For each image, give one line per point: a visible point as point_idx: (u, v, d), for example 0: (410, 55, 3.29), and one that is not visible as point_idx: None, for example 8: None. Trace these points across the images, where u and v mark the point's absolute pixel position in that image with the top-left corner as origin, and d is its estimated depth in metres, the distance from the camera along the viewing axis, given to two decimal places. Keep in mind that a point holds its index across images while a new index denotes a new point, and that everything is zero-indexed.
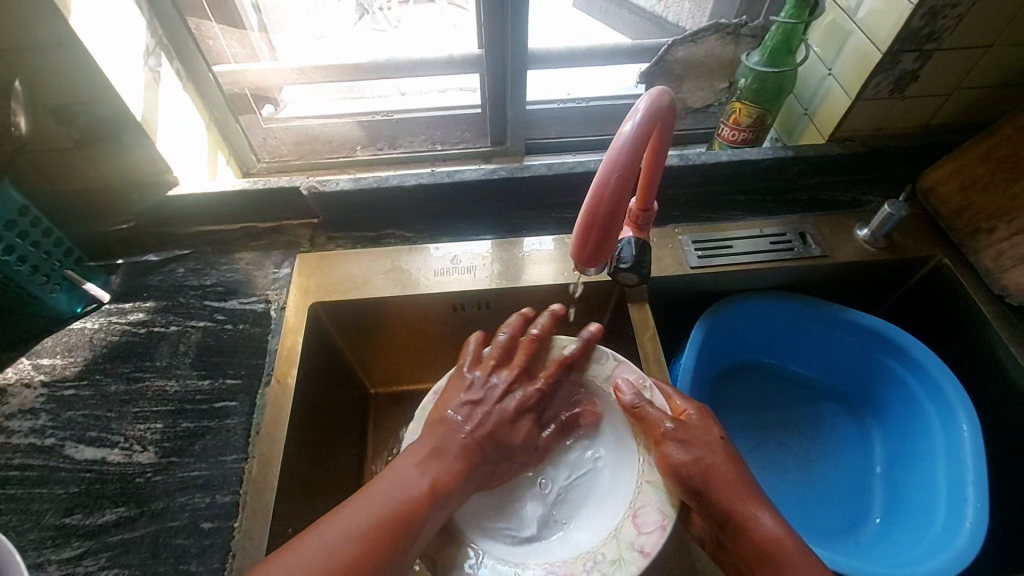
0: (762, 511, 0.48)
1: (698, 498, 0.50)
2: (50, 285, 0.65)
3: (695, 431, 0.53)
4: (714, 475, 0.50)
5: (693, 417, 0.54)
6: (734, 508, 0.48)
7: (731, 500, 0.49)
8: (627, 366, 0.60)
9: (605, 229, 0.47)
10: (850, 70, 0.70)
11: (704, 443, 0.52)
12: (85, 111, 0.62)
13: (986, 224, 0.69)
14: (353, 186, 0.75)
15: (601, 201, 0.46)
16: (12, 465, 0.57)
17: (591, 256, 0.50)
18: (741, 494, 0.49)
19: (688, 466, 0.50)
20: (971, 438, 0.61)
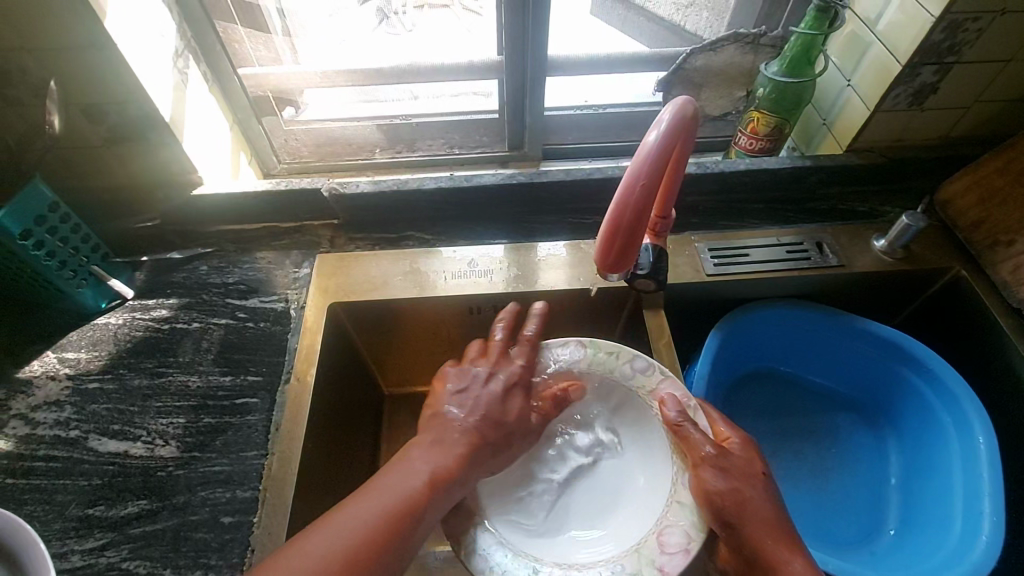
0: (793, 556, 0.48)
1: (726, 527, 0.49)
2: (76, 281, 0.66)
3: (739, 461, 0.52)
4: (747, 508, 0.50)
5: (736, 446, 0.54)
6: (761, 544, 0.48)
7: (759, 535, 0.49)
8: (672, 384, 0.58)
9: (628, 235, 0.48)
10: (869, 80, 0.71)
11: (745, 476, 0.51)
12: (115, 110, 0.63)
13: (1004, 237, 0.69)
14: (373, 189, 0.76)
15: (625, 208, 0.47)
16: (37, 456, 0.59)
17: (613, 263, 0.50)
18: (772, 535, 0.49)
19: (724, 495, 0.50)
20: (989, 452, 0.61)
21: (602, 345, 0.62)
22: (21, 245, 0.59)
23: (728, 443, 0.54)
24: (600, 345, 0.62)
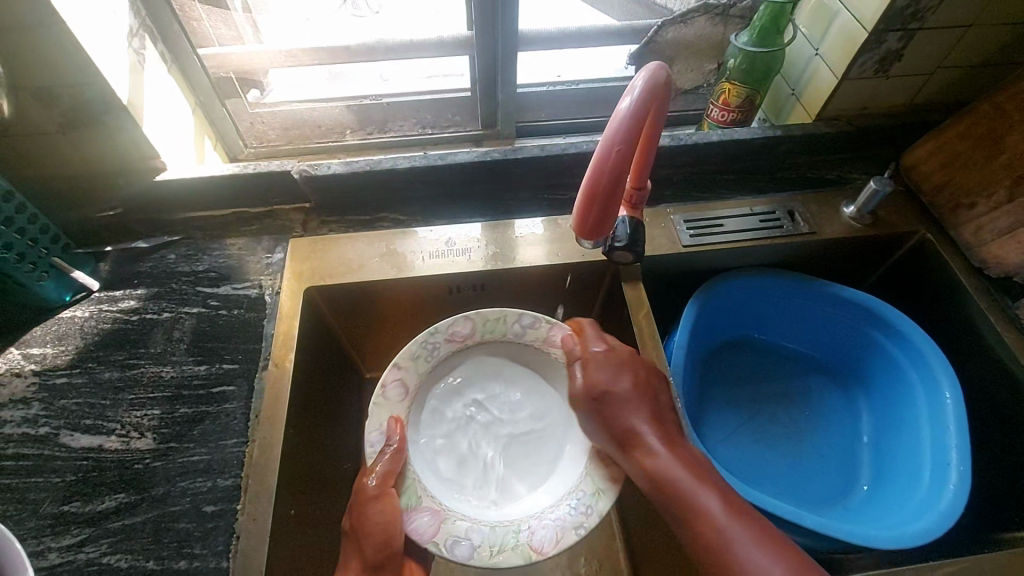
0: (654, 439, 0.52)
1: (602, 425, 0.56)
2: (38, 273, 0.63)
3: (606, 368, 0.58)
4: (611, 407, 0.56)
5: (611, 356, 0.59)
6: (628, 432, 0.53)
7: (625, 425, 0.54)
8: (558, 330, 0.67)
9: (605, 202, 0.48)
10: (837, 49, 0.71)
11: (614, 378, 0.57)
12: (69, 93, 0.61)
13: (967, 200, 0.71)
14: (345, 170, 0.74)
15: (601, 173, 0.47)
16: (5, 455, 0.57)
17: (592, 229, 0.51)
18: (638, 424, 0.53)
19: (593, 398, 0.57)
20: (955, 406, 0.63)
21: (488, 313, 0.66)
22: None
23: (609, 353, 0.59)
24: (488, 317, 0.66)
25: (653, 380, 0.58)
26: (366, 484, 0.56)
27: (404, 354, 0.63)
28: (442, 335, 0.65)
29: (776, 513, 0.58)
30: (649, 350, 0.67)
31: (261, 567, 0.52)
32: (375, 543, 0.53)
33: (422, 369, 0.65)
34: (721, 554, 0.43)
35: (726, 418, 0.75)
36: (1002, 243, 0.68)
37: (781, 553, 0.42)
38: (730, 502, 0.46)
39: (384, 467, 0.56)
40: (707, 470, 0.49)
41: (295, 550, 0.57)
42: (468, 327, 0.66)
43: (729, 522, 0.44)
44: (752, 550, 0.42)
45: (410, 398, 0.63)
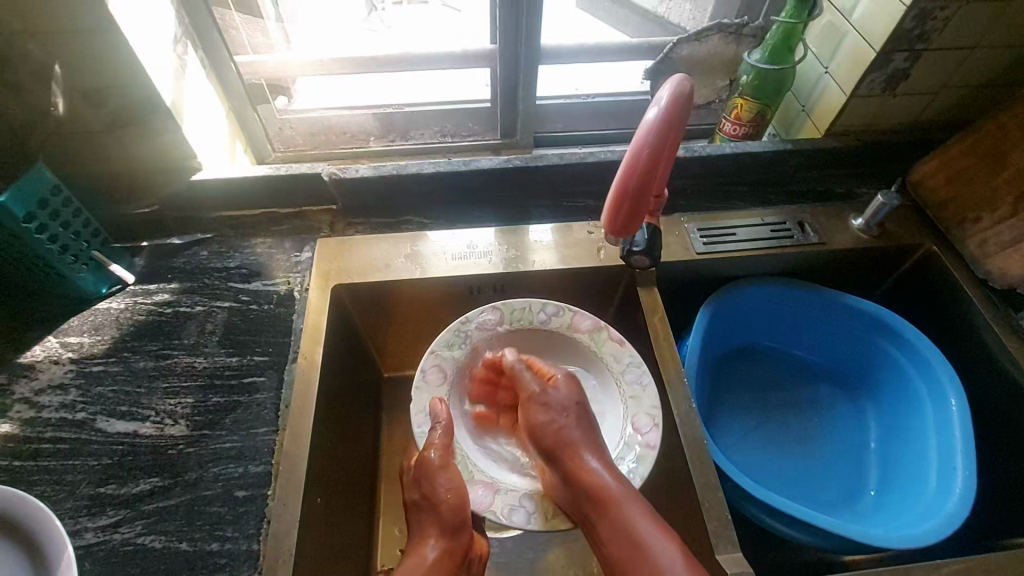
0: (590, 457, 0.51)
1: (540, 448, 0.54)
2: (78, 265, 0.66)
3: (558, 389, 0.57)
4: (546, 427, 0.54)
5: (554, 382, 0.57)
6: (563, 454, 0.52)
7: (560, 447, 0.52)
8: (582, 316, 0.70)
9: (634, 205, 0.52)
10: (846, 68, 0.75)
11: (555, 403, 0.55)
12: (117, 95, 0.64)
13: (971, 215, 0.74)
14: (373, 173, 0.77)
15: (630, 178, 0.51)
16: (44, 438, 0.59)
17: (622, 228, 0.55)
18: (573, 445, 0.52)
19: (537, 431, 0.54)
20: (961, 412, 0.65)
21: (512, 304, 0.70)
22: (24, 227, 0.58)
23: (550, 382, 0.58)
24: (512, 305, 0.70)
25: (582, 402, 0.56)
26: (429, 457, 0.56)
27: (439, 342, 0.67)
28: (472, 324, 0.69)
29: (785, 512, 0.60)
30: (665, 352, 0.69)
31: (291, 550, 0.53)
32: (450, 506, 0.53)
33: (457, 356, 0.68)
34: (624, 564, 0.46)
35: (735, 422, 0.77)
36: (1005, 256, 0.70)
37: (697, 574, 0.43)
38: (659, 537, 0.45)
39: (443, 439, 0.57)
40: (636, 500, 0.48)
41: (321, 538, 0.59)
42: (497, 316, 0.70)
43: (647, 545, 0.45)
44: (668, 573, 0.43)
45: (449, 384, 0.66)
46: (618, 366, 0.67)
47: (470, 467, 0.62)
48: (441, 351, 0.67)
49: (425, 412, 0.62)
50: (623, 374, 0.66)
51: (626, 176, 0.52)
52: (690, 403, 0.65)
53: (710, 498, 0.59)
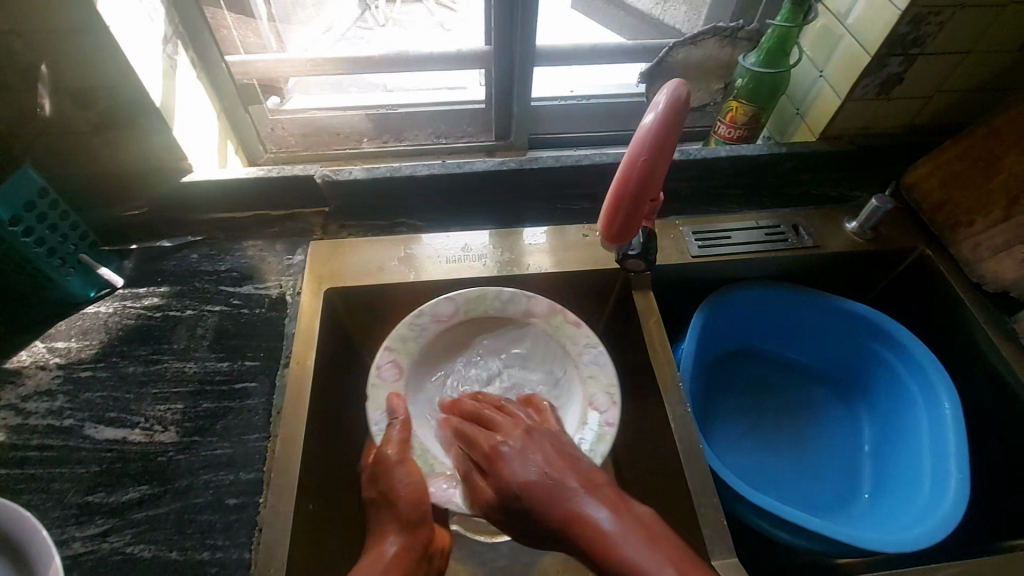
0: (578, 498, 0.42)
1: (533, 526, 0.44)
2: (65, 269, 0.65)
3: (512, 455, 0.48)
4: (531, 500, 0.44)
5: (513, 436, 0.50)
6: (568, 521, 0.41)
7: (559, 511, 0.42)
8: (538, 301, 0.70)
9: (632, 209, 0.53)
10: (841, 71, 0.75)
11: (528, 458, 0.47)
12: (105, 95, 0.63)
13: (964, 218, 0.74)
14: (366, 175, 0.76)
15: (628, 182, 0.51)
16: (31, 446, 0.58)
17: (619, 231, 0.56)
18: (574, 502, 0.42)
19: (513, 491, 0.45)
20: (954, 416, 0.65)
21: (468, 293, 0.69)
22: (9, 231, 0.57)
23: (512, 432, 0.51)
24: (467, 296, 0.69)
25: (566, 443, 0.50)
26: (387, 453, 0.58)
27: (393, 336, 0.67)
28: (427, 316, 0.68)
29: (780, 515, 0.60)
30: (660, 355, 0.69)
31: (283, 559, 0.53)
32: (409, 503, 0.54)
33: (413, 350, 0.67)
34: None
35: (729, 426, 0.77)
36: (997, 260, 0.71)
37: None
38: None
39: (400, 436, 0.59)
40: (666, 540, 0.39)
41: (313, 545, 0.59)
42: (450, 308, 0.69)
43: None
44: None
45: (405, 377, 0.66)
46: (576, 349, 0.68)
47: (431, 460, 0.61)
48: (396, 346, 0.66)
49: (382, 408, 0.62)
50: (582, 357, 0.67)
51: (624, 180, 0.52)
52: (685, 407, 0.65)
53: (705, 502, 0.58)
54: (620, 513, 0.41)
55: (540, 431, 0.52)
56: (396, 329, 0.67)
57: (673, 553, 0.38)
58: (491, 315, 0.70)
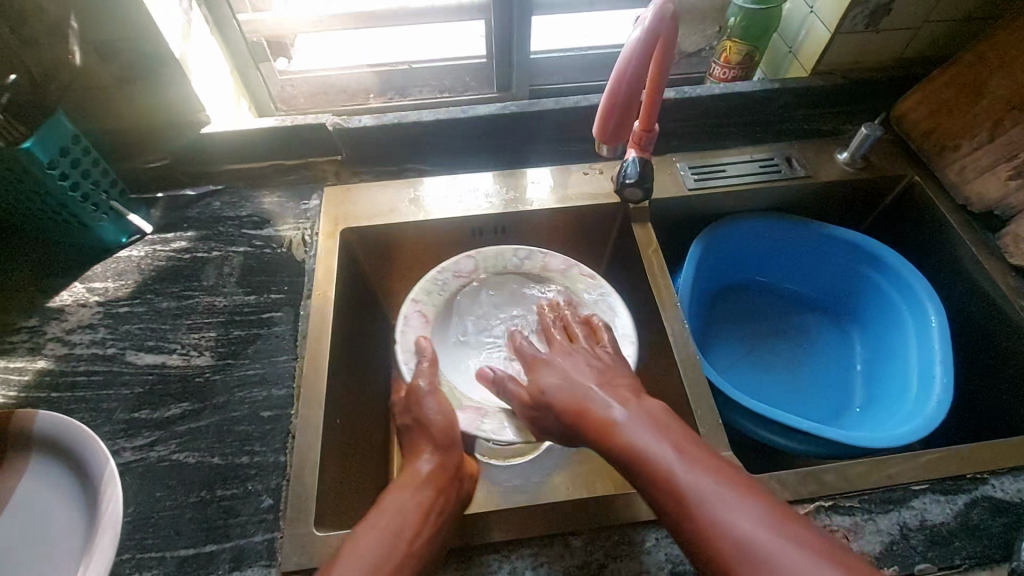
0: (610, 401, 0.48)
1: (557, 423, 0.52)
2: (98, 214, 0.69)
3: (546, 365, 0.55)
4: (536, 372, 0.55)
5: (558, 352, 0.57)
6: (580, 412, 0.48)
7: (576, 405, 0.49)
8: (554, 257, 0.75)
9: (621, 114, 0.58)
10: (830, 4, 0.77)
11: (561, 370, 0.53)
12: (128, 48, 0.66)
13: (951, 143, 0.77)
14: (375, 123, 0.80)
15: (616, 90, 0.56)
16: (79, 371, 0.63)
17: (611, 135, 0.60)
18: (589, 398, 0.49)
19: (539, 394, 0.53)
20: (941, 326, 0.69)
21: (487, 252, 0.75)
22: (48, 173, 0.61)
23: (561, 351, 0.57)
24: (489, 254, 0.75)
25: (610, 362, 0.55)
26: (418, 385, 0.60)
27: (419, 290, 0.71)
28: (449, 271, 0.74)
29: (774, 419, 0.64)
30: (659, 279, 0.73)
31: (316, 460, 0.58)
32: (440, 426, 0.56)
33: (436, 301, 0.72)
34: (681, 507, 0.39)
35: (727, 350, 0.81)
36: (984, 179, 0.74)
37: (735, 490, 0.39)
38: (685, 448, 0.42)
39: (429, 370, 0.62)
40: (667, 422, 0.45)
41: (342, 454, 0.63)
42: (470, 264, 0.75)
43: (680, 468, 0.41)
44: (719, 504, 0.38)
45: (431, 325, 0.70)
46: (592, 297, 0.72)
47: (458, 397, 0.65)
48: (421, 299, 0.71)
49: (411, 350, 0.66)
50: (596, 304, 0.71)
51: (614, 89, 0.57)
52: (683, 324, 0.69)
53: (703, 406, 0.62)
54: (638, 408, 0.46)
55: (584, 349, 0.57)
56: (423, 282, 0.72)
57: (669, 430, 0.44)
58: (511, 270, 0.75)
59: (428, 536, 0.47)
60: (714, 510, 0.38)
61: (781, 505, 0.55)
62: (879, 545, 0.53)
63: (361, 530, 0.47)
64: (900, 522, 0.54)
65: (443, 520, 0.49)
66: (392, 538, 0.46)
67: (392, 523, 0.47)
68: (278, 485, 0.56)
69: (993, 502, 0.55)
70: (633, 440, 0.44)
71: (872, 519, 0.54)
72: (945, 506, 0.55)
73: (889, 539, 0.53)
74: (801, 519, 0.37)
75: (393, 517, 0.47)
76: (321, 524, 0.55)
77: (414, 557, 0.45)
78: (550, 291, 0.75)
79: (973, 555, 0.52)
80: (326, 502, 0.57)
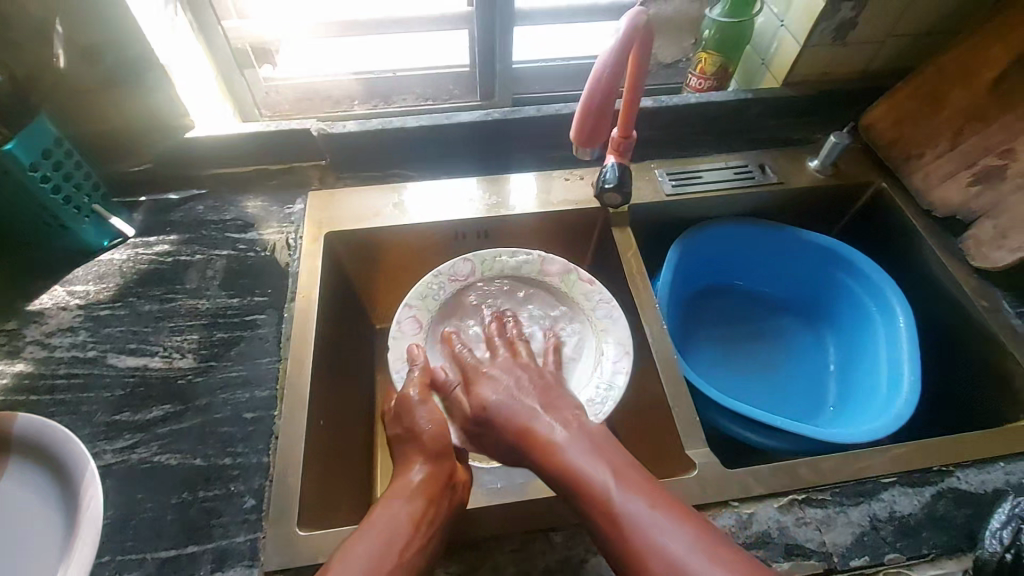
0: (552, 423, 0.50)
1: (497, 441, 0.53)
2: (80, 218, 0.69)
3: (487, 378, 0.56)
4: (478, 388, 0.55)
5: (499, 366, 0.57)
6: (523, 433, 0.50)
7: (519, 426, 0.51)
8: (552, 261, 0.76)
9: (598, 117, 0.59)
10: (799, 20, 0.80)
11: (506, 386, 0.54)
12: (111, 52, 0.67)
13: (915, 152, 0.80)
14: (359, 129, 0.81)
15: (595, 92, 0.57)
16: (58, 374, 0.63)
17: (588, 139, 0.61)
18: (533, 420, 0.50)
19: (478, 412, 0.54)
20: (908, 328, 0.72)
21: (484, 255, 0.76)
22: (29, 175, 0.61)
23: (501, 365, 0.58)
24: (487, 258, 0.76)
25: (550, 381, 0.56)
26: (409, 396, 0.57)
27: (413, 295, 0.72)
28: (444, 276, 0.74)
29: (751, 417, 0.66)
30: (638, 282, 0.75)
31: (299, 460, 0.58)
32: (433, 433, 0.53)
33: (431, 307, 0.73)
34: (618, 529, 0.43)
35: (705, 353, 0.83)
36: (947, 186, 0.77)
37: (666, 511, 0.43)
38: (623, 474, 0.46)
39: (420, 378, 0.59)
40: (607, 449, 0.48)
41: (325, 455, 0.64)
42: (468, 268, 0.75)
43: (618, 492, 0.44)
44: (653, 526, 0.42)
45: (425, 330, 0.71)
46: (589, 305, 0.73)
47: None
48: (415, 304, 0.72)
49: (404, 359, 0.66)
50: (595, 311, 0.73)
51: (591, 93, 0.58)
52: (662, 325, 0.71)
53: (680, 403, 0.64)
54: (580, 432, 0.49)
55: (524, 364, 0.58)
56: (418, 287, 0.73)
57: (611, 455, 0.47)
58: (508, 275, 0.76)
59: (418, 549, 0.47)
60: (647, 533, 0.42)
61: (756, 498, 0.57)
62: (850, 536, 0.55)
63: (348, 547, 0.46)
64: (870, 514, 0.56)
65: (435, 534, 0.48)
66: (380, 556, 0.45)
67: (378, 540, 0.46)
68: (261, 485, 0.56)
69: (958, 493, 0.57)
70: (575, 465, 0.46)
71: (843, 511, 0.56)
72: (914, 498, 0.57)
73: (860, 531, 0.55)
74: (722, 539, 0.42)
75: (381, 530, 0.46)
76: (305, 524, 0.56)
77: (402, 570, 0.45)
78: (550, 297, 0.76)
79: (938, 544, 0.54)
80: (309, 503, 0.57)
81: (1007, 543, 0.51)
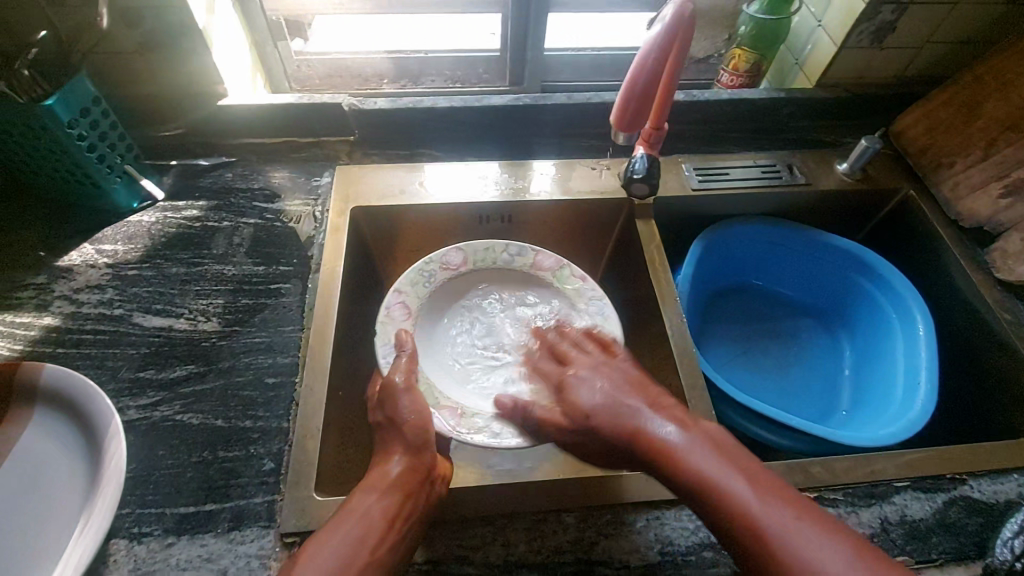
0: (661, 422, 0.47)
1: (602, 445, 0.51)
2: (113, 177, 0.70)
3: (586, 379, 0.55)
4: (572, 386, 0.55)
5: (587, 367, 0.57)
6: (633, 434, 0.48)
7: (628, 426, 0.48)
8: (544, 255, 0.77)
9: (638, 105, 0.60)
10: (838, 20, 0.79)
11: (599, 386, 0.53)
12: (153, 15, 0.67)
13: (947, 159, 0.79)
14: (390, 106, 0.82)
15: (636, 81, 0.58)
16: (85, 330, 0.64)
17: (625, 125, 0.62)
18: (642, 421, 0.48)
19: (578, 414, 0.52)
20: (928, 337, 0.71)
21: (477, 246, 0.76)
22: (66, 132, 0.62)
23: (585, 364, 0.58)
24: (476, 245, 0.77)
25: (635, 373, 0.55)
26: (394, 380, 0.57)
27: (403, 280, 0.72)
28: (436, 263, 0.74)
29: (766, 415, 0.66)
30: (659, 274, 0.75)
31: (318, 427, 0.59)
32: (414, 425, 0.54)
33: (422, 293, 0.72)
34: (762, 541, 0.39)
35: (720, 350, 0.83)
36: (976, 196, 0.76)
37: (803, 521, 0.40)
38: (756, 480, 0.42)
39: (407, 365, 0.59)
40: (728, 450, 0.45)
41: (342, 425, 0.64)
42: (459, 257, 0.76)
43: (756, 502, 0.41)
44: (801, 540, 0.38)
45: (412, 318, 0.70)
46: (582, 300, 0.74)
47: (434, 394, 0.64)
48: (404, 290, 0.71)
49: (390, 342, 0.65)
50: (587, 307, 0.73)
51: (633, 81, 0.59)
52: (681, 318, 0.71)
53: (696, 397, 0.64)
54: (689, 431, 0.46)
55: (614, 364, 0.57)
56: (411, 271, 0.72)
57: (737, 462, 0.44)
58: (500, 267, 0.77)
59: (391, 546, 0.46)
60: (798, 548, 0.38)
61: None
62: (860, 537, 0.55)
63: (323, 535, 0.46)
64: (881, 516, 0.56)
65: (407, 530, 0.48)
66: (350, 551, 0.45)
67: (350, 535, 0.46)
68: (280, 450, 0.57)
69: (971, 501, 0.58)
70: (697, 470, 0.43)
71: (854, 512, 0.56)
72: (926, 504, 0.57)
73: (870, 532, 0.55)
74: (881, 555, 0.38)
75: (352, 526, 0.46)
76: (321, 489, 0.56)
77: (374, 566, 0.44)
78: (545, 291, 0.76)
79: (948, 550, 0.55)
80: (325, 470, 0.58)
81: (1019, 552, 0.52)
